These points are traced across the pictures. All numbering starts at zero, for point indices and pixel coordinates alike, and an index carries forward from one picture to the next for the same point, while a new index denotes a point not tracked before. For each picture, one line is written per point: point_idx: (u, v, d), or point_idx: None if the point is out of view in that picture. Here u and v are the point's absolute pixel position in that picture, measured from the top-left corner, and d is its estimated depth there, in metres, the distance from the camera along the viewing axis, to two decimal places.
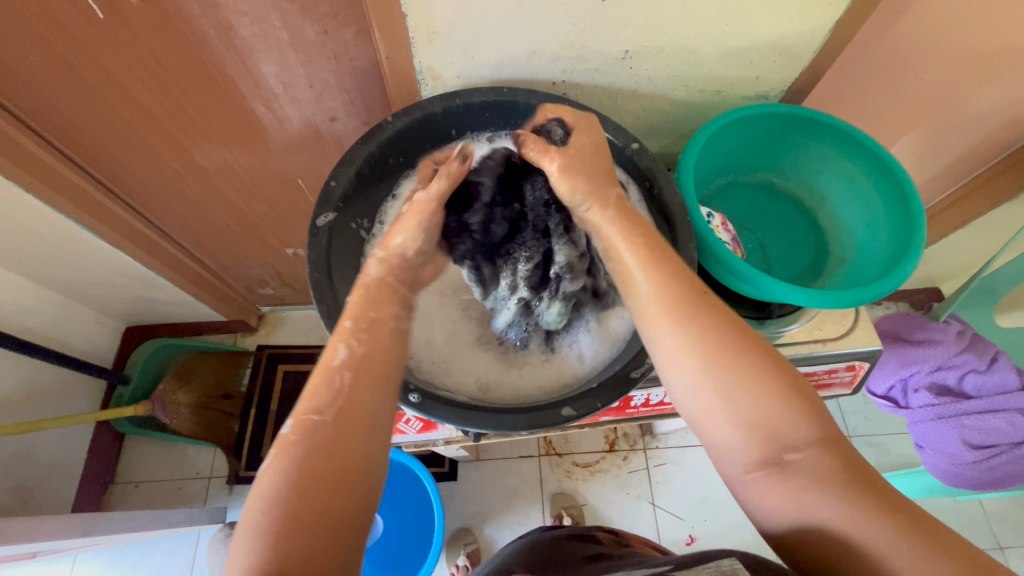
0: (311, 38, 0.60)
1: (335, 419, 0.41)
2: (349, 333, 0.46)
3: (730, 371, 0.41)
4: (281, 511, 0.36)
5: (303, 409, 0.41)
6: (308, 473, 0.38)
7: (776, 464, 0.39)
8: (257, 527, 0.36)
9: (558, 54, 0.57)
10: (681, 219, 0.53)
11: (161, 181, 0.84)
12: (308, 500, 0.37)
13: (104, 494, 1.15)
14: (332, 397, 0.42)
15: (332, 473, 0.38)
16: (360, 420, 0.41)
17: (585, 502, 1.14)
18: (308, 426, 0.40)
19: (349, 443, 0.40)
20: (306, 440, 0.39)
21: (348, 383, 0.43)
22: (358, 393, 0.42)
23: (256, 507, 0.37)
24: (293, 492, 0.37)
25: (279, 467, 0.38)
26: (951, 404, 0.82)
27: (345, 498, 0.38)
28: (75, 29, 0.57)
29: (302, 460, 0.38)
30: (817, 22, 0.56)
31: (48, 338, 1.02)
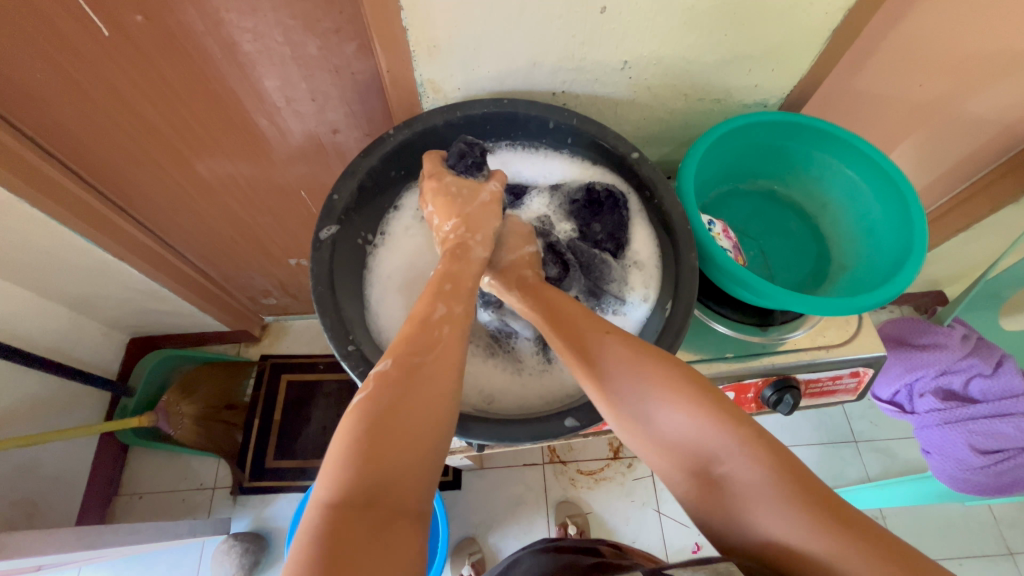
0: (313, 53, 0.61)
1: (434, 363, 0.42)
2: (447, 296, 0.47)
3: (642, 399, 0.43)
4: (381, 433, 0.37)
5: (402, 350, 0.42)
6: (404, 404, 0.39)
7: (710, 478, 0.41)
8: (355, 448, 0.36)
9: (558, 66, 0.57)
10: (682, 228, 0.53)
11: (165, 193, 0.85)
12: (402, 430, 0.38)
13: (108, 506, 1.15)
14: (428, 343, 0.43)
15: (427, 410, 0.39)
16: (449, 368, 0.42)
17: (589, 510, 1.13)
18: (408, 367, 0.41)
19: (440, 388, 0.41)
20: (403, 378, 0.40)
21: (444, 335, 0.44)
22: (453, 346, 0.44)
23: (353, 426, 0.38)
24: (393, 419, 0.38)
25: (377, 396, 0.39)
26: (958, 409, 0.81)
27: (433, 437, 0.39)
28: (80, 47, 0.58)
29: (398, 394, 0.39)
30: (814, 31, 0.56)
31: (53, 350, 1.03)
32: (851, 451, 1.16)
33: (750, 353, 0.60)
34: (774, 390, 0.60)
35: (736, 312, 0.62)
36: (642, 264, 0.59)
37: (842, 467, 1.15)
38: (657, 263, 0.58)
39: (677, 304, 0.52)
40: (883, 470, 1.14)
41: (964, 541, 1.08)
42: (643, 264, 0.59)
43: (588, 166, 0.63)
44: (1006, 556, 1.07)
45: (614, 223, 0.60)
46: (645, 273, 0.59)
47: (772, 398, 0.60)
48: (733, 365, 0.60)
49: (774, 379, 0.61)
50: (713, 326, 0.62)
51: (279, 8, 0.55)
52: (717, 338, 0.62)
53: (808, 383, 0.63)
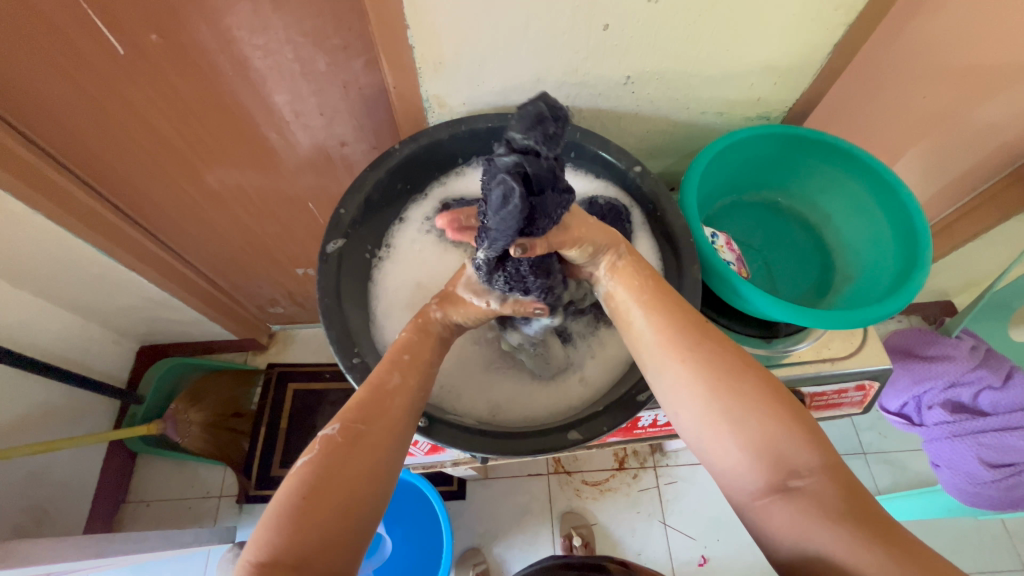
0: (322, 69, 0.62)
1: (380, 431, 0.42)
2: (403, 365, 0.46)
3: (729, 399, 0.42)
4: (315, 503, 0.38)
5: (350, 416, 0.42)
6: (345, 476, 0.39)
7: (781, 489, 0.39)
8: (287, 512, 0.37)
9: (561, 81, 0.58)
10: (685, 240, 0.54)
11: (176, 205, 0.87)
12: (338, 501, 0.38)
13: (116, 513, 1.16)
14: (377, 411, 0.43)
15: (365, 482, 0.40)
16: (394, 436, 0.42)
17: (594, 521, 1.12)
18: (351, 435, 0.41)
19: (381, 456, 0.41)
20: (350, 447, 0.40)
21: (396, 402, 0.44)
22: (402, 414, 0.43)
23: (289, 493, 0.38)
24: (329, 491, 0.38)
25: (318, 463, 0.39)
26: (966, 421, 0.80)
27: (369, 506, 0.40)
28: (97, 64, 0.60)
29: (338, 463, 0.39)
30: (816, 45, 0.57)
31: (64, 358, 1.04)
32: (860, 463, 1.15)
33: None
34: None
35: (740, 324, 0.62)
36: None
37: None
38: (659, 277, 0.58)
39: None
40: (893, 483, 1.13)
41: (977, 556, 1.06)
42: None
43: (591, 178, 0.63)
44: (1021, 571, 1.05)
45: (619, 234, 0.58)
46: None
47: None
48: None
49: None
50: None
51: (289, 26, 0.56)
52: None
53: (813, 396, 0.63)
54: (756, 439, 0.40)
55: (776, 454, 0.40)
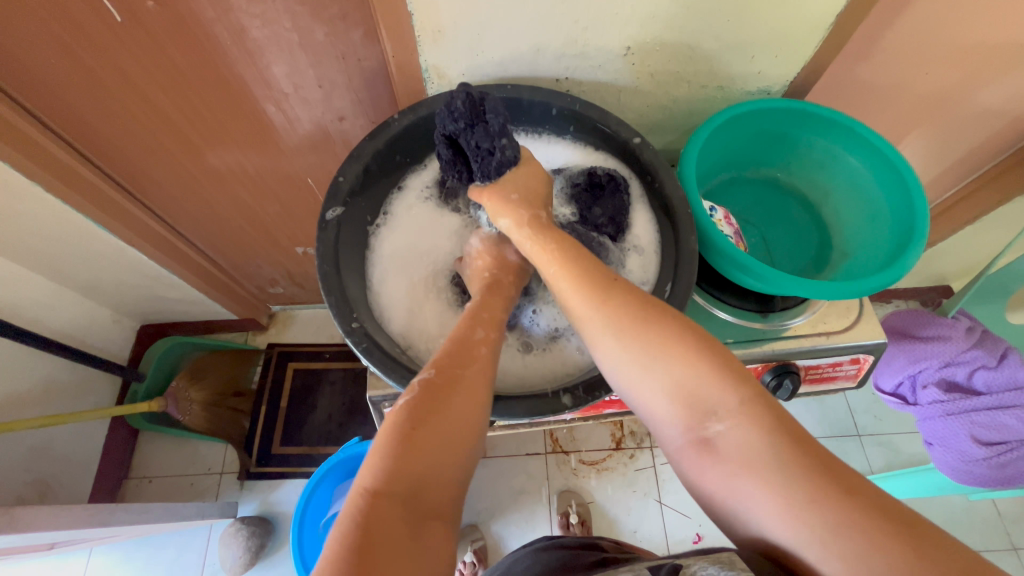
0: (320, 39, 0.61)
1: (473, 375, 0.44)
2: (484, 321, 0.49)
3: (647, 351, 0.43)
4: (422, 435, 0.39)
5: (443, 362, 0.44)
6: (447, 411, 0.41)
7: (700, 439, 0.40)
8: (394, 441, 0.38)
9: (561, 51, 0.58)
10: (683, 211, 0.54)
11: (175, 181, 0.86)
12: (442, 433, 0.39)
13: (119, 489, 1.17)
14: (470, 358, 0.45)
15: (467, 420, 0.41)
16: (483, 383, 0.44)
17: (591, 500, 1.14)
18: (450, 376, 0.43)
19: (477, 398, 0.43)
20: (447, 387, 0.42)
21: (483, 353, 0.46)
22: (490, 364, 0.45)
23: (395, 426, 0.39)
24: (436, 424, 0.40)
25: (419, 400, 0.41)
26: (961, 400, 0.81)
27: (468, 445, 0.41)
28: (93, 32, 0.59)
29: (442, 401, 0.41)
30: (819, 18, 0.56)
31: (65, 335, 1.05)
32: (854, 444, 1.16)
33: (751, 339, 0.61)
34: (774, 375, 0.61)
35: (737, 298, 0.62)
36: (642, 249, 0.60)
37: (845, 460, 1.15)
38: (656, 248, 0.59)
39: (677, 285, 0.52)
40: (886, 464, 1.14)
41: (968, 536, 1.08)
42: (643, 249, 0.60)
43: (589, 152, 0.63)
44: (1010, 551, 1.06)
45: (615, 207, 0.60)
46: (644, 258, 0.60)
47: (772, 382, 0.61)
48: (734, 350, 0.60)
49: (773, 365, 0.61)
50: (715, 313, 0.62)
51: None
52: (718, 324, 0.62)
53: (807, 370, 0.63)
54: (678, 388, 0.41)
55: (687, 401, 0.41)
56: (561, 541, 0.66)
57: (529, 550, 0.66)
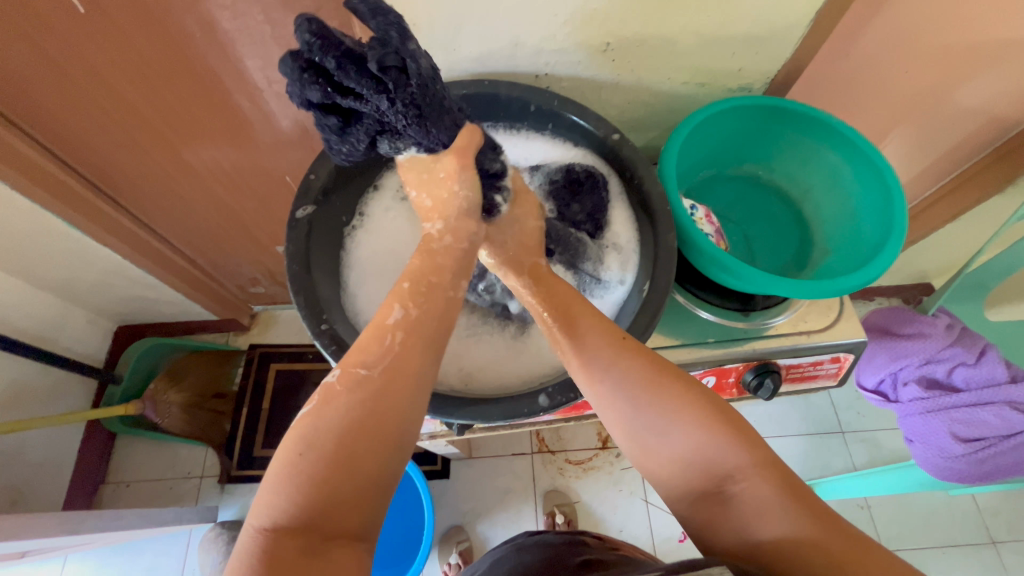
0: (293, 31, 0.60)
1: (381, 377, 0.38)
2: (404, 294, 0.44)
3: (648, 404, 0.42)
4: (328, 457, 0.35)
5: (352, 362, 0.39)
6: (348, 425, 0.36)
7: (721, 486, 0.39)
8: (299, 468, 0.34)
9: (540, 47, 0.57)
10: (662, 209, 0.53)
11: (148, 178, 0.84)
12: (344, 452, 0.35)
13: (95, 494, 1.15)
14: (381, 356, 0.39)
15: (374, 428, 0.36)
16: (399, 384, 0.39)
17: (577, 499, 1.13)
18: (354, 381, 0.38)
19: (390, 402, 0.38)
20: (349, 396, 0.37)
21: (398, 343, 0.40)
22: (410, 358, 0.40)
23: (294, 446, 0.35)
24: (332, 443, 0.35)
25: (318, 415, 0.36)
26: (941, 397, 0.82)
27: (385, 455, 0.36)
28: (55, 23, 0.57)
29: (337, 415, 0.36)
30: (799, 14, 0.56)
31: (37, 337, 1.02)
32: (838, 441, 1.17)
33: (733, 338, 0.61)
34: (755, 374, 0.61)
35: (718, 297, 0.62)
36: (620, 247, 0.59)
37: (828, 458, 1.16)
38: (635, 246, 0.58)
39: (655, 285, 0.52)
40: (869, 460, 1.15)
41: (948, 531, 1.09)
42: (622, 247, 0.59)
43: (568, 148, 0.62)
44: (988, 545, 1.08)
45: (594, 204, 0.59)
46: (623, 255, 0.59)
47: (754, 381, 0.61)
48: (715, 350, 0.60)
49: (755, 364, 0.61)
50: (697, 312, 0.62)
51: None
52: (700, 323, 0.62)
53: (789, 369, 0.63)
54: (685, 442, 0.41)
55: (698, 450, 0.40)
56: (545, 538, 0.62)
57: (513, 547, 0.62)
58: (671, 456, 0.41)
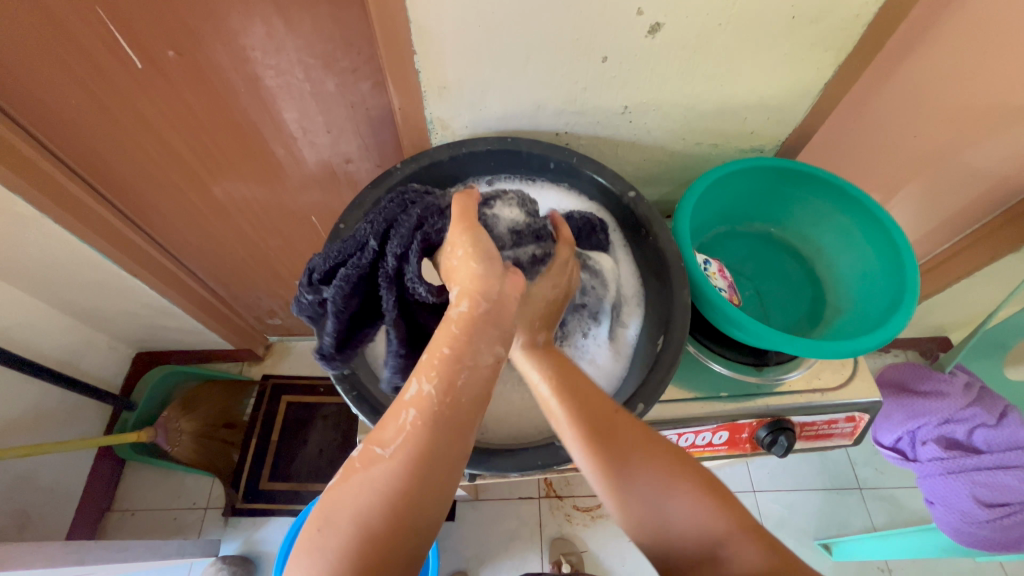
0: (331, 89, 0.64)
1: (403, 460, 0.37)
2: (424, 367, 0.40)
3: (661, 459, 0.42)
4: (344, 539, 0.35)
5: (370, 440, 0.38)
6: (366, 508, 0.36)
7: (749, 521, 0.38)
8: (312, 547, 0.35)
9: (561, 108, 0.60)
10: (677, 266, 0.55)
11: (182, 214, 0.88)
12: (357, 537, 0.35)
13: (100, 522, 1.15)
14: (397, 435, 0.38)
15: (387, 510, 0.36)
16: (418, 471, 0.37)
17: (584, 548, 1.10)
18: (372, 459, 0.37)
19: (405, 486, 0.36)
20: (366, 475, 0.37)
21: (413, 422, 0.38)
22: (429, 440, 0.38)
23: (315, 524, 0.36)
24: (349, 531, 0.35)
25: (338, 493, 0.37)
26: (961, 458, 0.79)
27: (401, 545, 0.35)
28: (113, 75, 0.62)
29: (356, 495, 0.36)
30: (808, 84, 0.59)
31: (59, 361, 1.04)
32: (855, 498, 1.13)
33: (746, 394, 0.61)
34: (768, 431, 0.60)
35: (731, 351, 0.62)
36: (623, 292, 0.62)
37: (846, 515, 1.12)
38: (639, 298, 0.61)
39: (669, 340, 0.53)
40: (888, 520, 1.11)
41: None
42: (624, 293, 0.62)
43: (585, 201, 0.64)
44: None
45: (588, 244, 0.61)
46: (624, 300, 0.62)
47: (766, 439, 0.60)
48: (728, 405, 0.60)
49: (768, 421, 0.60)
50: (710, 365, 0.62)
51: (301, 48, 0.58)
52: (713, 376, 0.62)
53: (802, 427, 0.63)
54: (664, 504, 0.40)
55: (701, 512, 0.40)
56: None
57: None
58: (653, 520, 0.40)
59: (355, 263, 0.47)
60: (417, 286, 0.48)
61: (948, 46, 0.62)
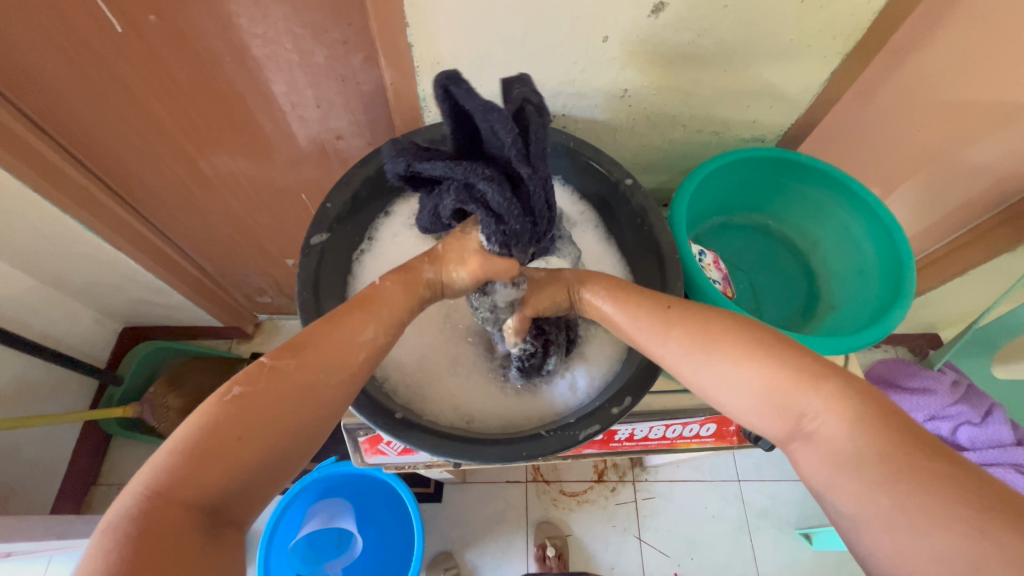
0: (320, 61, 0.62)
1: (331, 382, 0.40)
2: (381, 320, 0.44)
3: (715, 353, 0.42)
4: (247, 440, 0.36)
5: (304, 360, 0.40)
6: (280, 419, 0.37)
7: None
8: (215, 441, 0.35)
9: (558, 90, 0.58)
10: (671, 256, 0.54)
11: (167, 188, 0.86)
12: (268, 443, 0.37)
13: (86, 496, 1.14)
14: (339, 366, 0.41)
15: (301, 425, 0.38)
16: (339, 396, 0.41)
17: (569, 533, 1.12)
18: (305, 380, 0.39)
19: (315, 408, 0.39)
20: (291, 391, 0.38)
21: (360, 360, 0.43)
22: (351, 373, 0.42)
23: (211, 418, 0.36)
24: (264, 436, 0.36)
25: (258, 399, 0.37)
26: (944, 455, 0.80)
27: (294, 456, 0.38)
28: (91, 39, 0.59)
29: (279, 404, 0.38)
30: (814, 72, 0.57)
31: (43, 335, 1.03)
32: None
33: None
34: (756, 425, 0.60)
35: None
36: None
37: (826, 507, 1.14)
38: None
39: None
40: None
41: None
42: None
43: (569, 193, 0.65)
44: None
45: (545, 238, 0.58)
46: None
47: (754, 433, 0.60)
48: None
49: None
50: None
51: (289, 17, 0.56)
52: None
53: None
54: (750, 374, 0.40)
55: (774, 394, 0.39)
56: None
57: None
58: (748, 395, 0.40)
59: (508, 148, 0.40)
60: (444, 198, 0.44)
61: (959, 38, 0.61)
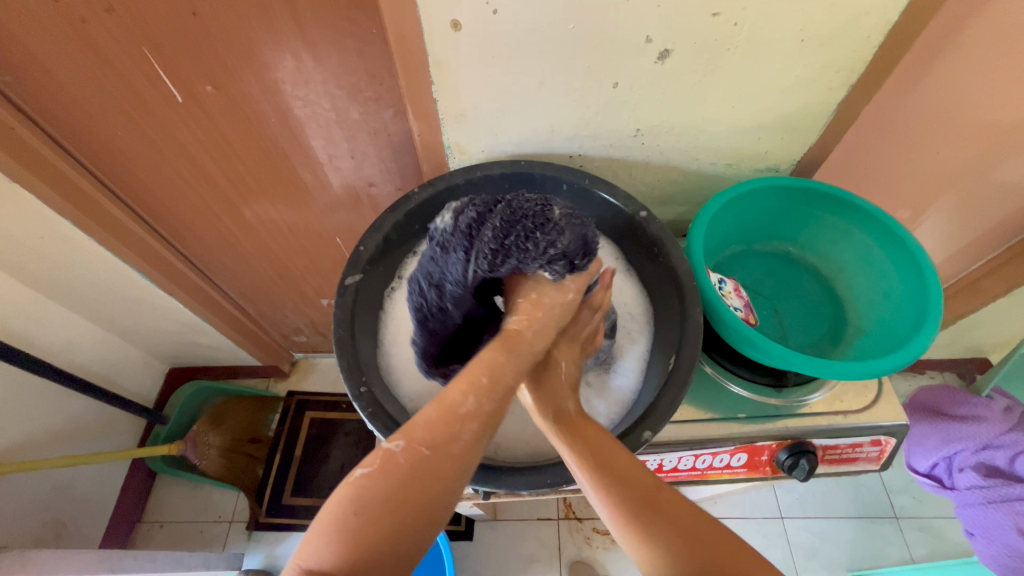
0: (355, 117, 0.67)
1: (445, 459, 0.39)
2: (480, 387, 0.43)
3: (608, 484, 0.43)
4: (368, 522, 0.36)
5: (417, 436, 0.40)
6: (403, 497, 0.37)
7: None
8: (342, 517, 0.36)
9: (574, 132, 0.62)
10: (690, 284, 0.55)
11: (214, 237, 0.93)
12: (392, 523, 0.36)
13: (131, 533, 1.18)
14: (446, 437, 0.40)
15: (422, 502, 0.37)
16: (458, 462, 0.40)
17: (604, 573, 1.08)
18: (418, 457, 0.39)
19: (435, 491, 0.38)
20: (407, 468, 0.38)
21: (465, 430, 0.41)
22: (466, 447, 0.40)
23: (344, 507, 0.37)
24: (382, 513, 0.36)
25: (379, 478, 0.37)
26: (1002, 487, 0.75)
27: (415, 536, 0.37)
28: (155, 108, 0.66)
29: (394, 482, 0.37)
30: (823, 102, 0.59)
31: (98, 375, 1.10)
32: (891, 528, 1.08)
33: (766, 415, 0.60)
34: (789, 454, 0.59)
35: (748, 371, 0.61)
36: (633, 314, 0.64)
37: (881, 546, 1.07)
38: (646, 316, 0.63)
39: (681, 359, 0.53)
40: (928, 553, 1.06)
41: None
42: (634, 313, 0.64)
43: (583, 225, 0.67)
44: None
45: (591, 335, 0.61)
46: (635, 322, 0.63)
47: (788, 462, 0.58)
48: (746, 426, 0.59)
49: (789, 443, 0.59)
50: (729, 386, 0.61)
51: (328, 80, 0.62)
52: (732, 398, 0.61)
53: (826, 450, 0.61)
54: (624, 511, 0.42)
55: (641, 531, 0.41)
56: None
57: None
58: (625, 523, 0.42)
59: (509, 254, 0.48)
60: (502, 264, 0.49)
61: (969, 63, 0.62)
